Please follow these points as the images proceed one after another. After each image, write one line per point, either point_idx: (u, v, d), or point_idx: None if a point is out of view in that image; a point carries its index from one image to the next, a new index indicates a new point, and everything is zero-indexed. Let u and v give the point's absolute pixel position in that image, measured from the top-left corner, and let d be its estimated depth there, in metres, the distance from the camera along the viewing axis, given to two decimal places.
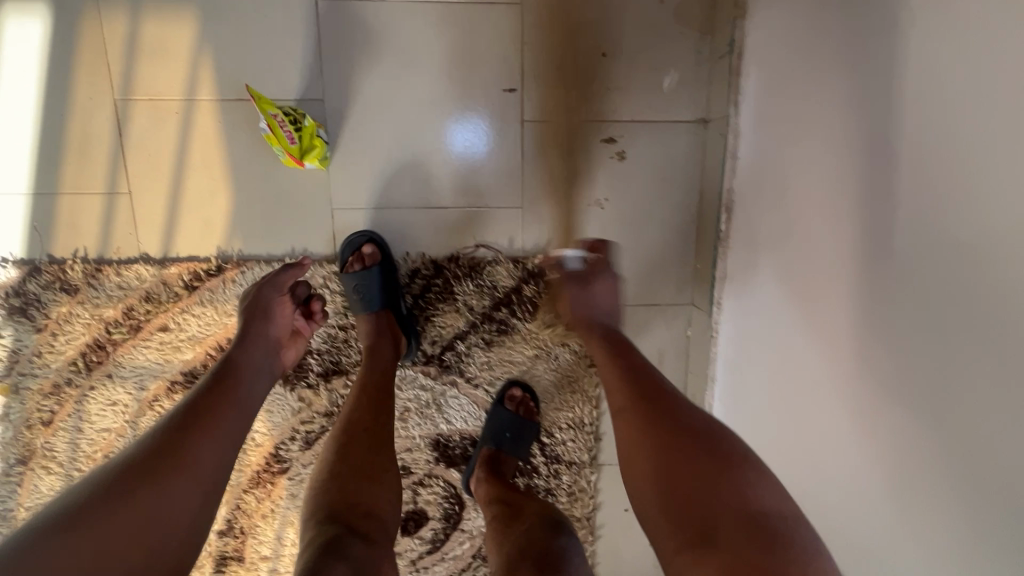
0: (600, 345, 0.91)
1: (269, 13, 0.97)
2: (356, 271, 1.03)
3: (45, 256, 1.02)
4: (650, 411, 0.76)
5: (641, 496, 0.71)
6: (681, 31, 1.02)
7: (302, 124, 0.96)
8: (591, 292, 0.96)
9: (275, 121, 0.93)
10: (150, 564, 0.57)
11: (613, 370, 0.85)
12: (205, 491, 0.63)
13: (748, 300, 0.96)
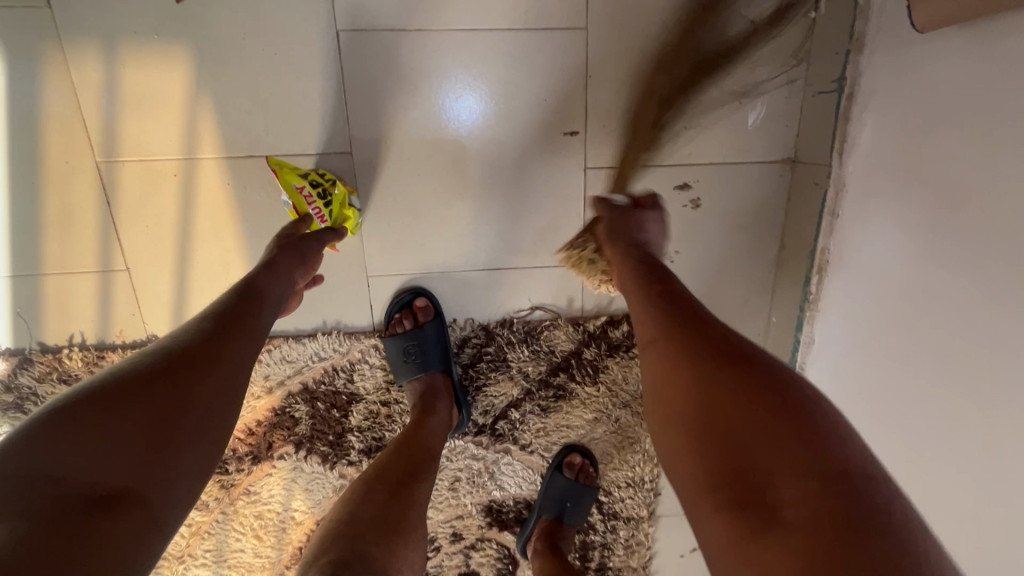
0: (630, 265, 0.68)
1: (282, 52, 0.79)
2: (405, 331, 0.91)
3: (36, 344, 0.88)
4: (690, 336, 0.54)
5: (665, 428, 0.51)
6: (771, 59, 0.86)
7: (332, 192, 0.81)
8: (644, 227, 0.75)
9: (299, 193, 0.78)
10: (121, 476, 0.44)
11: (642, 293, 0.63)
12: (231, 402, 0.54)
13: (861, 320, 0.81)
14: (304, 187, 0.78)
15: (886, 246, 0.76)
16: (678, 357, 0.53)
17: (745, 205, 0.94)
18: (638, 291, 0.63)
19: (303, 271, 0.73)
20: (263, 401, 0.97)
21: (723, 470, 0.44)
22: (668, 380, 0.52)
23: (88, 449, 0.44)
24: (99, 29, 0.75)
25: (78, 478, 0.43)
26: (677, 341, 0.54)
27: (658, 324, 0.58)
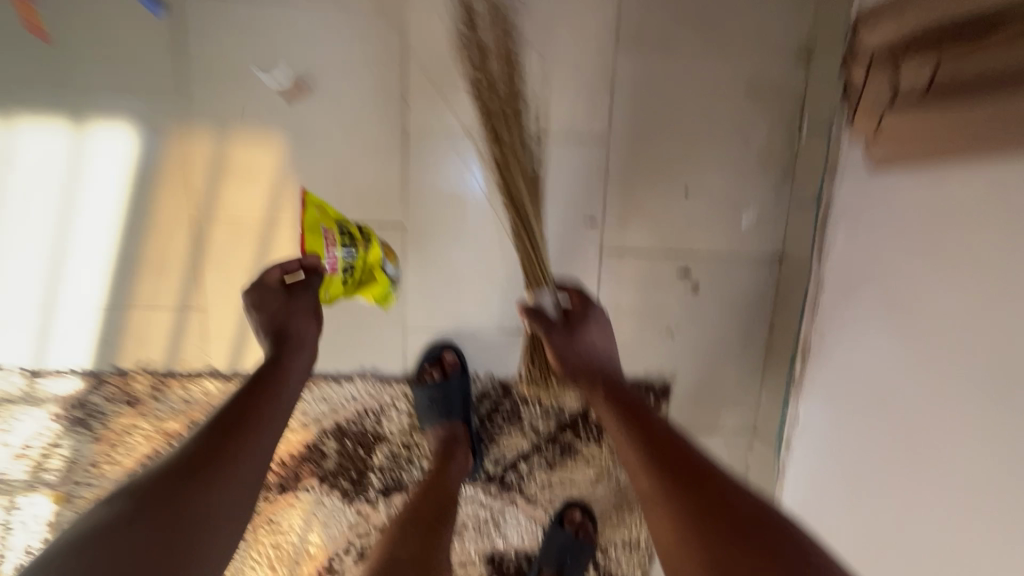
0: (607, 401, 0.81)
1: (357, 141, 0.96)
2: (433, 380, 1.03)
3: (110, 367, 1.00)
4: (683, 492, 0.66)
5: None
6: (763, 173, 1.03)
7: (357, 247, 0.93)
8: (584, 342, 0.86)
9: (321, 232, 0.91)
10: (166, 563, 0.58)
11: (627, 443, 0.74)
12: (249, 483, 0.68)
13: (843, 400, 0.92)
14: (331, 231, 0.91)
15: (863, 337, 0.87)
16: (679, 518, 0.64)
17: (740, 292, 1.07)
18: (623, 434, 0.75)
19: (306, 321, 0.86)
20: (296, 435, 1.06)
21: None
22: (675, 540, 0.64)
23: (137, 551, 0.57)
24: (215, 116, 0.93)
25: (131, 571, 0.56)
26: (679, 504, 0.65)
27: (651, 477, 0.69)
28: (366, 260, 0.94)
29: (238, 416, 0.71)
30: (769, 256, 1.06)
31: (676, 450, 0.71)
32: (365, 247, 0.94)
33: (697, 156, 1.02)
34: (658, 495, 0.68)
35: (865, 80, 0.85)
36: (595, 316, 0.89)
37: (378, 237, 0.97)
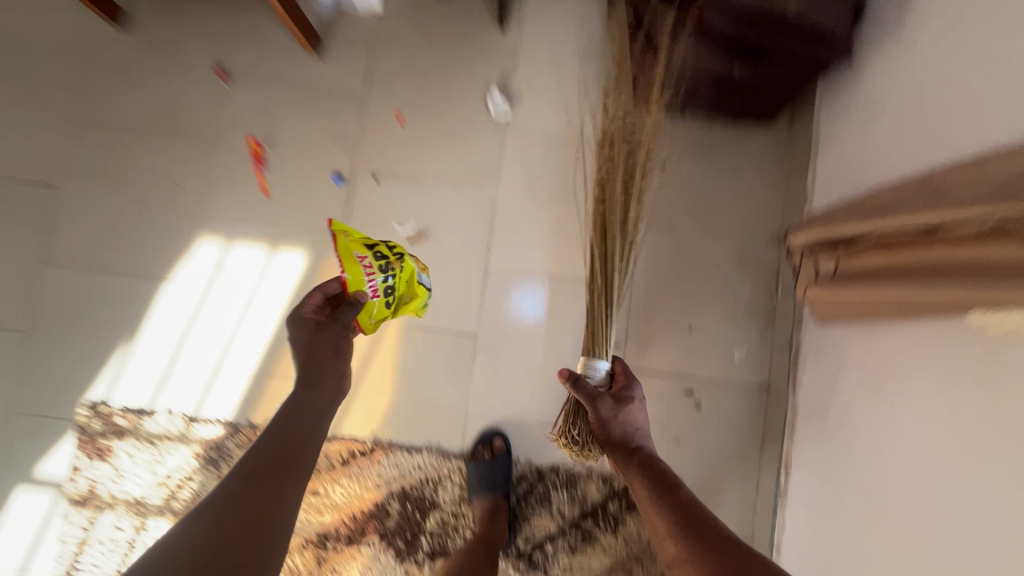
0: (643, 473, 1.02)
1: (452, 273, 1.37)
2: (483, 459, 1.29)
3: (245, 420, 1.33)
4: (705, 551, 0.84)
5: None
6: (750, 320, 1.35)
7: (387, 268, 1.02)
8: (628, 413, 1.10)
9: (357, 259, 0.99)
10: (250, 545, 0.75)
11: (660, 512, 0.94)
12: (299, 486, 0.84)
13: (817, 508, 1.12)
14: (365, 257, 1.00)
15: (827, 454, 1.11)
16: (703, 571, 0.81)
17: (735, 412, 1.33)
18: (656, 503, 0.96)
19: (326, 357, 0.95)
20: (369, 494, 1.31)
21: None
22: None
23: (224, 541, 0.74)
24: None
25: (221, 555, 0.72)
26: (703, 557, 0.83)
27: (682, 538, 0.88)
28: (403, 279, 1.05)
29: (279, 437, 0.86)
30: (758, 386, 1.33)
31: (695, 518, 0.91)
32: (399, 266, 1.04)
33: (698, 302, 1.37)
34: (677, 558, 0.87)
35: (801, 268, 1.06)
36: (634, 392, 1.13)
37: (408, 254, 1.07)
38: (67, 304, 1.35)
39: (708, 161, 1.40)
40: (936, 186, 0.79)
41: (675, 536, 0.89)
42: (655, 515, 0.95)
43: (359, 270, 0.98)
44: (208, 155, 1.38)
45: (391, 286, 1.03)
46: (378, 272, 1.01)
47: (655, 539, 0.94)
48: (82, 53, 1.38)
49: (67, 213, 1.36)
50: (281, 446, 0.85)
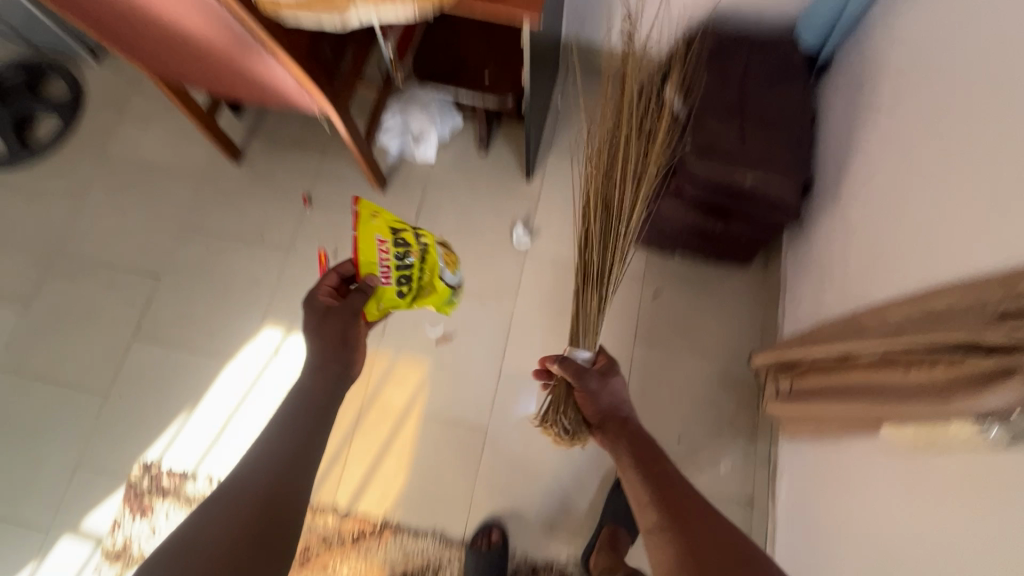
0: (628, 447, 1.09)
1: (470, 371, 1.58)
2: (479, 546, 1.39)
3: None
4: (683, 521, 0.95)
5: None
6: (735, 435, 1.49)
7: (404, 258, 1.16)
8: (611, 388, 1.17)
9: (376, 243, 1.13)
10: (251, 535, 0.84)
11: (642, 484, 1.03)
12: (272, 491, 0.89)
13: None
14: (384, 241, 1.14)
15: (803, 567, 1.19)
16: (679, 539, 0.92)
17: None
18: (639, 474, 1.05)
19: (334, 339, 1.09)
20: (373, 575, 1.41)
21: None
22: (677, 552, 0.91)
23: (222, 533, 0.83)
24: (395, 344, 1.61)
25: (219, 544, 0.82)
26: (678, 525, 0.94)
27: (660, 508, 0.98)
28: (420, 267, 1.18)
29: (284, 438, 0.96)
30: (744, 500, 1.43)
31: (673, 494, 1.00)
32: (419, 256, 1.18)
33: (686, 414, 1.53)
34: (657, 526, 0.97)
35: (767, 386, 1.23)
36: (615, 368, 1.20)
37: (432, 245, 1.21)
38: (145, 373, 1.60)
39: (695, 292, 1.65)
40: (861, 322, 1.00)
41: (658, 510, 0.98)
42: (638, 491, 1.03)
43: (376, 252, 1.14)
44: (284, 260, 1.70)
45: (405, 272, 1.17)
46: (393, 256, 1.15)
47: (634, 505, 1.03)
48: (205, 179, 1.79)
49: (163, 298, 1.67)
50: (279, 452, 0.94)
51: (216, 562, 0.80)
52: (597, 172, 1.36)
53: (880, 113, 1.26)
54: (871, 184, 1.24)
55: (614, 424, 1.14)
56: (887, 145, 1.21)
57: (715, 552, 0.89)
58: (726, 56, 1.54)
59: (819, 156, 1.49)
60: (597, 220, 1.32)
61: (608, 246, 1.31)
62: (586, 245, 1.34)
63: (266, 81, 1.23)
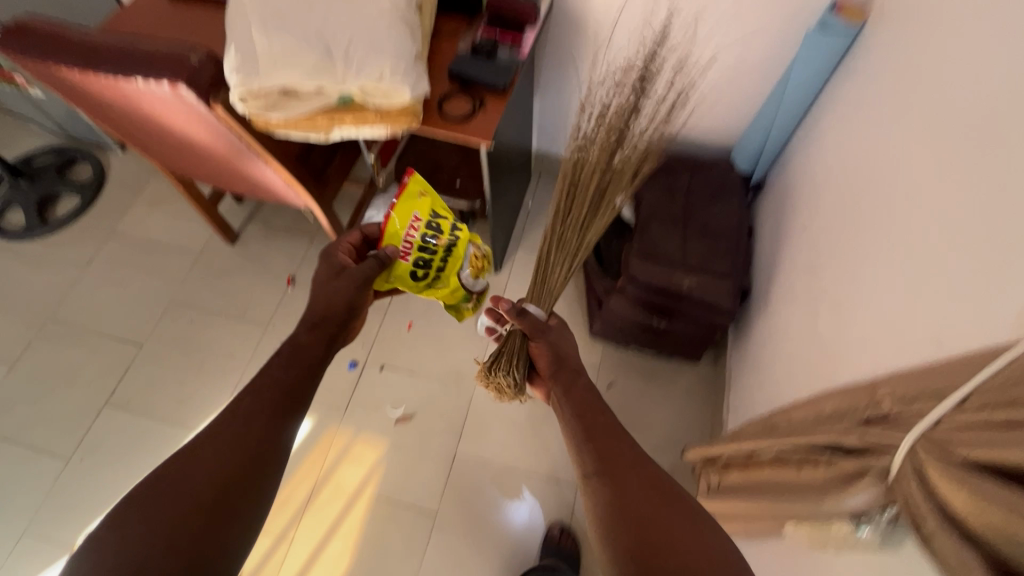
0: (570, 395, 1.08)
1: (424, 452, 1.63)
2: None
3: None
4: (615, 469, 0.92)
5: (601, 522, 0.87)
6: None
7: (430, 236, 1.34)
8: (555, 341, 1.19)
9: (411, 217, 1.31)
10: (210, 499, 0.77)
11: (578, 430, 1.01)
12: (234, 452, 0.83)
13: None
14: (417, 219, 1.32)
15: None
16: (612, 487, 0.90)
17: None
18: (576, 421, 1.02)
19: (337, 290, 1.09)
20: None
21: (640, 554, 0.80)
22: (608, 497, 0.89)
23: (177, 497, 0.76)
24: (354, 423, 1.67)
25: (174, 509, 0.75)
26: (610, 471, 0.92)
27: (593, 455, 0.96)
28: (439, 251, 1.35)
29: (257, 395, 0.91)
30: None
31: (603, 431, 1.00)
32: (443, 243, 1.36)
33: None
34: (590, 472, 0.95)
35: (699, 481, 1.27)
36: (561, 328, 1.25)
37: (457, 240, 1.38)
38: (110, 439, 1.65)
39: (646, 384, 1.73)
40: (772, 422, 1.08)
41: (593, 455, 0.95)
42: (576, 441, 1.00)
43: (406, 225, 1.30)
44: (262, 334, 1.82)
45: (427, 253, 1.34)
46: (422, 235, 1.32)
47: (570, 449, 1.02)
48: (199, 256, 1.95)
49: (141, 366, 1.76)
50: (245, 415, 0.88)
51: (173, 525, 0.73)
52: (588, 147, 1.38)
53: (797, 232, 1.42)
54: (791, 295, 1.37)
55: (560, 371, 1.14)
56: (802, 261, 1.36)
57: (646, 493, 0.88)
58: (670, 175, 1.74)
59: (755, 264, 1.64)
60: (581, 202, 1.36)
61: (585, 223, 1.38)
62: (562, 222, 1.37)
63: (261, 182, 1.42)
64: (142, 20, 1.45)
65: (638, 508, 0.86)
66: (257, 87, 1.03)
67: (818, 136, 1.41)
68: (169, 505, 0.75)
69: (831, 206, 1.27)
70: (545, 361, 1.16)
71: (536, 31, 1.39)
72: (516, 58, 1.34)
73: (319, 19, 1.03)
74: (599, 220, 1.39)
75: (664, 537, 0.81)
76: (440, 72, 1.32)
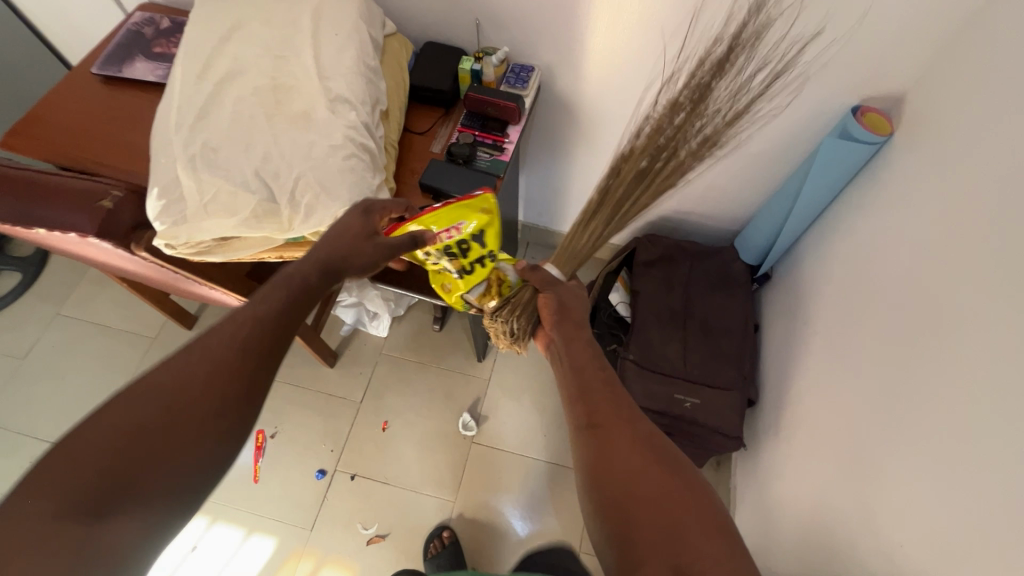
0: (568, 343, 0.94)
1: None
2: (435, 548, 1.48)
3: None
4: (607, 424, 0.81)
5: (587, 478, 0.78)
6: None
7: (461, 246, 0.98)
8: (561, 287, 1.01)
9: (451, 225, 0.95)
10: (169, 423, 0.63)
11: (571, 383, 0.89)
12: (210, 373, 0.68)
13: None
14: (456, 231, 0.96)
15: None
16: (599, 442, 0.79)
17: None
18: (568, 374, 0.91)
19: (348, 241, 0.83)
20: None
21: (626, 516, 0.71)
22: (596, 452, 0.79)
23: (137, 409, 0.63)
24: (323, 543, 1.51)
25: (126, 422, 0.62)
26: (599, 424, 0.81)
27: (581, 408, 0.85)
28: (458, 269, 1.00)
29: (262, 319, 0.75)
30: None
31: (593, 381, 0.88)
32: (465, 264, 0.99)
33: None
34: (580, 422, 0.84)
35: None
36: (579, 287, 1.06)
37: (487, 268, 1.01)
38: None
39: None
40: None
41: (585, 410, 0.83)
42: (568, 398, 0.88)
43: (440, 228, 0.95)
44: None
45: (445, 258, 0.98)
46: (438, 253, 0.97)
47: (563, 401, 0.89)
48: (153, 344, 1.78)
49: None
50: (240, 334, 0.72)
51: (113, 444, 0.60)
52: (648, 120, 1.08)
53: (815, 351, 1.27)
54: (807, 426, 1.22)
55: (570, 324, 0.97)
56: (819, 392, 1.20)
57: (643, 457, 0.77)
58: (669, 264, 1.59)
59: (761, 366, 1.50)
60: (621, 184, 1.11)
61: (620, 208, 1.13)
62: (591, 210, 1.14)
63: (207, 298, 1.26)
64: (67, 108, 1.27)
65: (631, 482, 0.74)
66: (185, 237, 0.86)
67: (842, 247, 1.24)
68: (125, 421, 0.62)
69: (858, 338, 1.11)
70: (549, 311, 0.98)
71: (520, 128, 1.23)
72: (498, 163, 1.18)
73: (258, 154, 0.86)
74: (641, 201, 1.13)
75: (653, 513, 0.71)
76: (410, 181, 1.15)
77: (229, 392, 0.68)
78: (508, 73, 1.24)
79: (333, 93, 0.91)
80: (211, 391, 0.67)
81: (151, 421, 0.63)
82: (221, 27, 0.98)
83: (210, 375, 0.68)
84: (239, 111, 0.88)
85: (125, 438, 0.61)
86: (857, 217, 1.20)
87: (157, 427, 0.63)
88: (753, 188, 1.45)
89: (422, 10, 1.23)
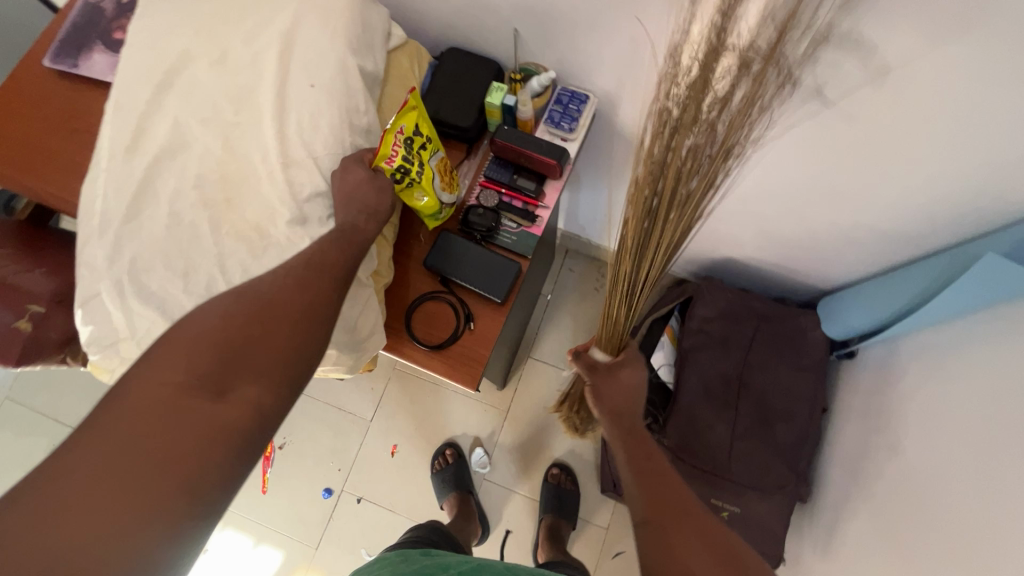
0: (628, 435, 0.82)
1: None
2: (437, 466, 1.53)
3: None
4: (675, 514, 0.68)
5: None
6: None
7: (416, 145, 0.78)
8: (614, 380, 0.90)
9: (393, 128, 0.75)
10: (272, 306, 0.62)
11: (632, 471, 0.76)
12: (309, 268, 0.65)
13: None
14: (401, 128, 0.76)
15: None
16: (669, 537, 0.66)
17: None
18: (628, 462, 0.78)
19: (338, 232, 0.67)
20: None
21: None
22: (672, 551, 0.64)
23: (248, 292, 0.62)
24: (328, 558, 1.52)
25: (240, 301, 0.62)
26: (665, 515, 0.68)
27: (648, 499, 0.71)
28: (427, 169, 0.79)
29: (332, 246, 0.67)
30: None
31: (655, 468, 0.76)
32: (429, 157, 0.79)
33: None
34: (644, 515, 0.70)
35: None
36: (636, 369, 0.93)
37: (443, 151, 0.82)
38: None
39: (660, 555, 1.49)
40: None
41: (646, 499, 0.71)
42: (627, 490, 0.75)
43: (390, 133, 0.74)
44: None
45: (411, 159, 0.76)
46: (403, 162, 0.75)
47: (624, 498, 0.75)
48: None
49: None
50: (330, 247, 0.67)
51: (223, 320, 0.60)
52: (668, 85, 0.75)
53: (884, 482, 1.05)
54: (850, 566, 1.05)
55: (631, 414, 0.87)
56: (870, 536, 1.02)
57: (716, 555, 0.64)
58: (731, 322, 1.33)
59: (819, 456, 1.29)
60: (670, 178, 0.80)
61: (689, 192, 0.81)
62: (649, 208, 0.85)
63: None
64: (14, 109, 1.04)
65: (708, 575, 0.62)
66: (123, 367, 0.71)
67: (956, 370, 0.96)
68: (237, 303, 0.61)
69: (937, 505, 0.90)
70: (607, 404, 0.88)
71: (561, 185, 0.94)
72: (525, 237, 0.92)
73: (200, 282, 0.67)
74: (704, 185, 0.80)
75: None
76: (410, 254, 0.91)
77: (318, 297, 0.65)
78: (552, 105, 0.93)
79: (300, 191, 0.70)
80: (308, 293, 0.64)
81: (239, 326, 0.60)
82: (159, 64, 0.72)
83: (302, 275, 0.65)
84: (176, 214, 0.68)
85: (231, 320, 0.60)
86: (982, 342, 0.91)
87: (264, 310, 0.62)
88: (859, 253, 1.13)
89: (441, 13, 0.91)
